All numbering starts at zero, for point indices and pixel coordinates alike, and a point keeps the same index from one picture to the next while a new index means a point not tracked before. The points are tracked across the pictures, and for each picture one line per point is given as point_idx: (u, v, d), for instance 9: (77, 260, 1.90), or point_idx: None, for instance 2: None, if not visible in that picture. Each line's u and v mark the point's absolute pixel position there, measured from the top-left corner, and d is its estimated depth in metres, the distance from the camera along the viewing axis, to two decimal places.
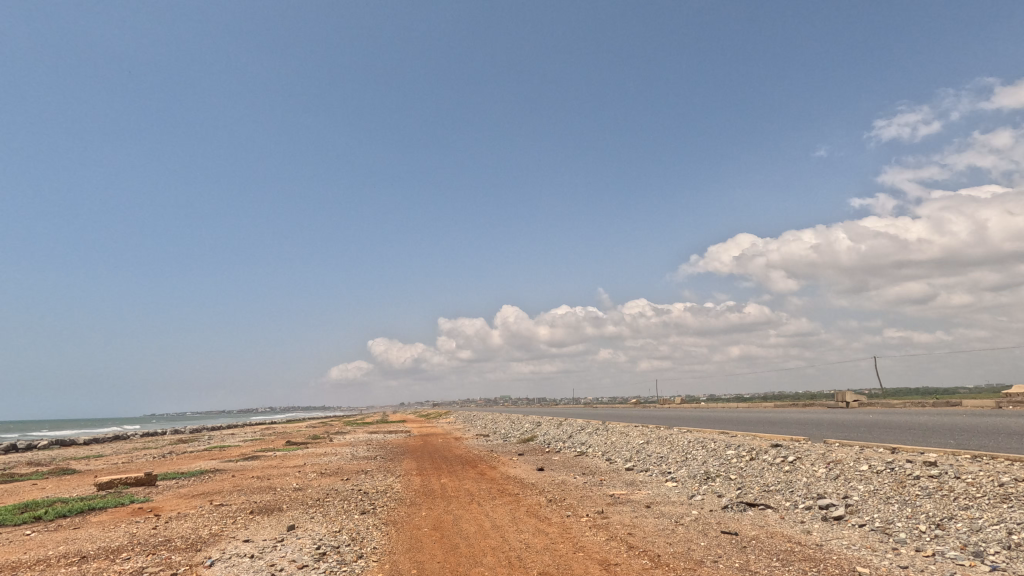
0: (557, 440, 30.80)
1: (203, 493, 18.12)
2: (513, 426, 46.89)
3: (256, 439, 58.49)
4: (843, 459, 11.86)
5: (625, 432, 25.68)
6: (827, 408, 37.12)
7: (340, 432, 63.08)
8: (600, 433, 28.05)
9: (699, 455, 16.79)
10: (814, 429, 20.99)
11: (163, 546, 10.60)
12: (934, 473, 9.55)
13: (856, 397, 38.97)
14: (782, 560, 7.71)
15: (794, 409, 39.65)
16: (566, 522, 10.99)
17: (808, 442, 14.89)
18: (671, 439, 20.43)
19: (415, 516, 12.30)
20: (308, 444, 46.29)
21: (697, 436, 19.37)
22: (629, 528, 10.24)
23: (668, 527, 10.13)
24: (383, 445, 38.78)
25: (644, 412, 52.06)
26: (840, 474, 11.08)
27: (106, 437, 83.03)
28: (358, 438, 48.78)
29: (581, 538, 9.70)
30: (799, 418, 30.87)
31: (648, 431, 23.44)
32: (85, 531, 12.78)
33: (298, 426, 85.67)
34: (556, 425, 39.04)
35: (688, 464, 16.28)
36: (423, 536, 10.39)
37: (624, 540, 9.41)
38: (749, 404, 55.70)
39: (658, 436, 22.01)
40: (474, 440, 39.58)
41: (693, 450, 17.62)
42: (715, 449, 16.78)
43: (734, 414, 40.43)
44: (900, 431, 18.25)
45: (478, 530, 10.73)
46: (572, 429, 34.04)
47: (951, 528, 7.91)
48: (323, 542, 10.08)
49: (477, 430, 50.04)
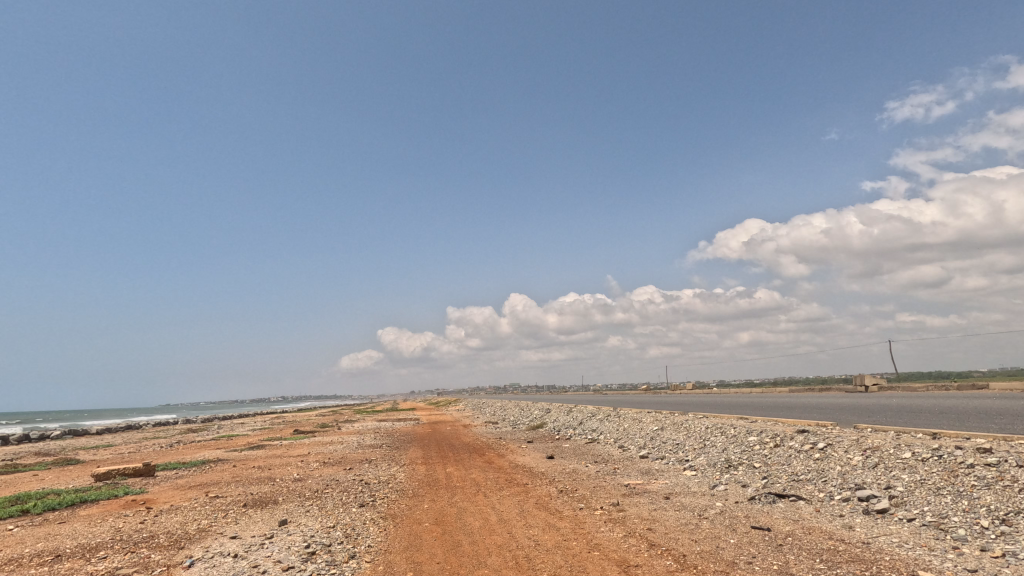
0: (567, 427, 29.93)
1: (200, 485, 17.48)
2: (522, 413, 46.16)
3: (263, 428, 58.21)
4: (881, 446, 10.88)
5: (637, 418, 24.79)
6: (845, 392, 36.06)
7: (348, 420, 62.77)
8: (612, 420, 27.19)
9: (718, 442, 15.86)
10: (838, 413, 20.04)
11: (145, 543, 9.81)
12: (991, 462, 8.55)
13: (874, 380, 37.86)
14: (827, 561, 6.77)
15: (812, 394, 38.65)
16: (579, 516, 10.12)
17: (837, 427, 13.94)
18: (686, 426, 19.54)
19: (416, 509, 11.49)
20: (315, 433, 45.86)
21: (715, 422, 18.41)
22: (648, 522, 9.36)
23: (692, 522, 9.23)
24: (390, 433, 38.20)
25: (657, 398, 51.23)
26: (879, 463, 10.13)
27: (116, 427, 83.18)
28: (365, 427, 48.28)
29: (596, 534, 8.84)
30: (817, 403, 29.82)
31: (662, 417, 22.53)
32: (69, 527, 12.10)
33: (308, 415, 85.77)
34: (565, 412, 38.27)
35: (707, 453, 15.35)
36: (424, 533, 9.57)
37: (643, 537, 8.52)
38: (764, 389, 54.61)
39: (672, 422, 21.10)
40: (482, 428, 38.92)
41: (712, 437, 16.69)
42: (735, 435, 15.85)
43: (749, 399, 39.39)
44: (932, 415, 17.22)
45: (483, 525, 9.88)
46: (582, 415, 33.20)
47: (1019, 525, 6.94)
48: (314, 540, 9.29)
49: (485, 418, 49.31)
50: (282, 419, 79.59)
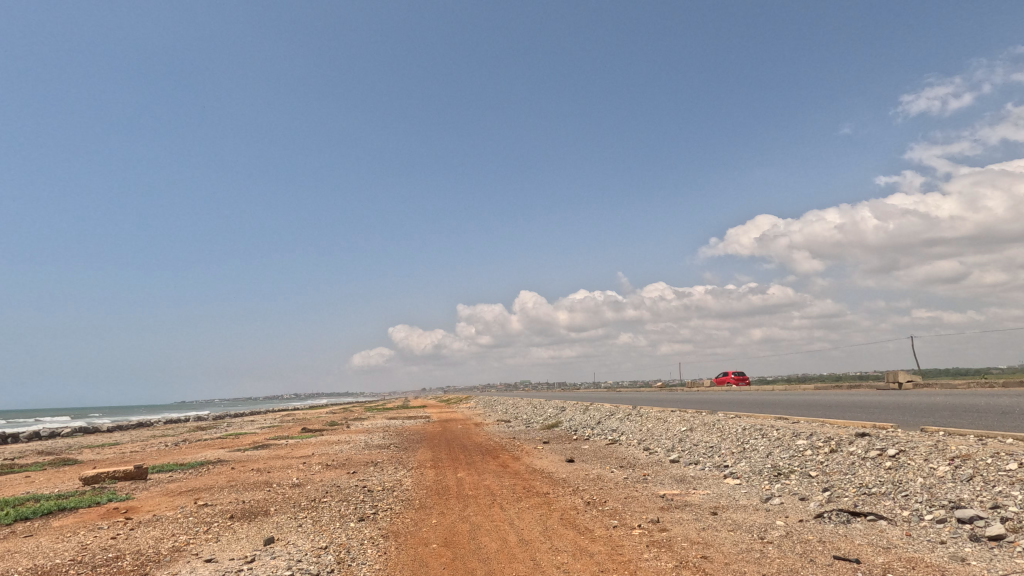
0: (584, 427, 28.35)
1: (191, 490, 16.10)
2: (536, 412, 44.62)
3: (270, 427, 57.03)
4: (974, 456, 9.16)
5: (662, 418, 23.16)
6: (878, 390, 34.12)
7: (357, 418, 61.53)
8: (633, 419, 25.53)
9: (760, 446, 14.22)
10: (885, 413, 18.31)
11: (105, 567, 8.38)
12: None
13: (909, 376, 35.82)
14: None
15: (842, 392, 36.73)
16: (614, 538, 8.55)
17: (901, 430, 12.26)
18: (720, 426, 17.89)
19: (422, 526, 9.98)
20: (323, 432, 44.60)
21: (752, 423, 16.75)
22: (701, 547, 7.73)
23: (754, 548, 7.58)
24: (399, 432, 36.78)
25: (675, 396, 49.43)
26: (976, 476, 8.45)
27: (126, 425, 82.41)
28: (373, 425, 46.90)
29: (639, 564, 7.25)
30: (851, 400, 27.99)
31: (690, 417, 20.85)
32: (32, 542, 10.73)
33: (319, 413, 84.85)
34: (581, 410, 36.61)
35: (748, 458, 13.69)
36: (431, 558, 8.03)
37: (700, 569, 6.91)
38: (789, 386, 52.53)
39: (702, 422, 19.45)
40: (494, 426, 37.43)
41: (751, 440, 15.03)
42: (780, 438, 14.20)
43: (774, 397, 37.49)
44: (996, 415, 15.45)
45: (501, 549, 8.36)
46: (600, 414, 31.55)
47: None
48: (299, 567, 7.76)
49: (498, 417, 47.73)
50: (292, 416, 78.46)
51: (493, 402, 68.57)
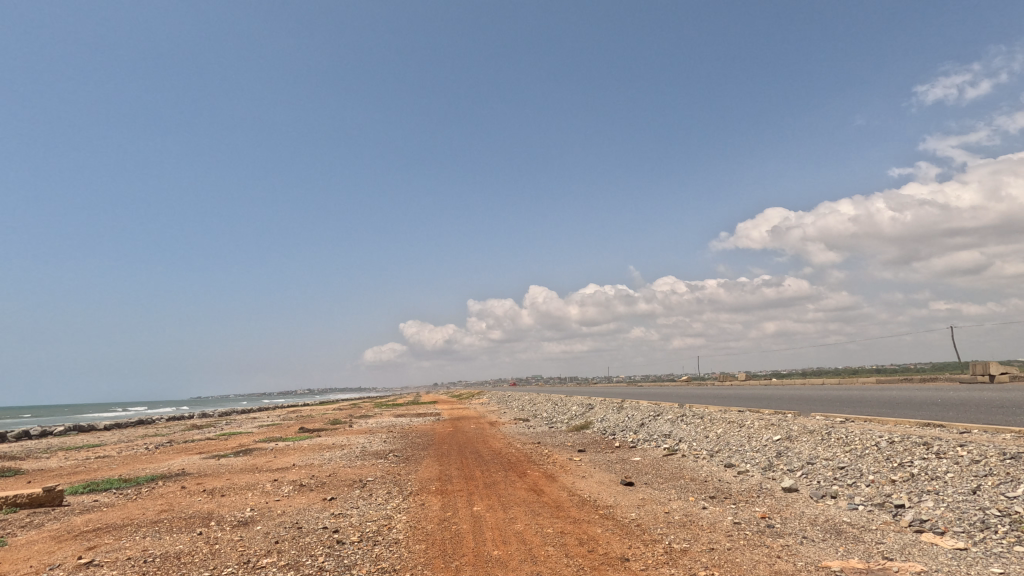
0: (624, 431, 23.24)
1: (93, 532, 11.24)
2: (559, 410, 39.32)
3: (267, 426, 52.06)
4: None
5: (733, 421, 18.02)
6: (967, 384, 28.94)
7: (362, 416, 56.54)
8: (691, 422, 20.32)
9: (947, 475, 9.06)
10: None
11: None
12: None
13: (1002, 368, 30.24)
14: None
15: (919, 386, 31.48)
16: None
17: None
18: (840, 437, 12.67)
19: None
20: (321, 433, 39.71)
21: (897, 434, 11.59)
22: None
23: None
24: (403, 435, 31.80)
25: (715, 391, 43.79)
26: None
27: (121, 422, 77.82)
28: (377, 425, 41.81)
29: None
30: (955, 398, 22.72)
31: (779, 423, 15.65)
32: None
33: (325, 409, 80.16)
34: (614, 409, 31.32)
35: (938, 495, 8.56)
36: None
37: None
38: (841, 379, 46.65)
39: (805, 429, 14.24)
40: (512, 428, 32.29)
41: (919, 463, 9.87)
42: (981, 462, 9.00)
43: (837, 393, 32.10)
44: None
45: None
46: (640, 414, 26.39)
47: None
48: None
49: (518, 414, 42.54)
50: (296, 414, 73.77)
51: (508, 399, 62.93)
